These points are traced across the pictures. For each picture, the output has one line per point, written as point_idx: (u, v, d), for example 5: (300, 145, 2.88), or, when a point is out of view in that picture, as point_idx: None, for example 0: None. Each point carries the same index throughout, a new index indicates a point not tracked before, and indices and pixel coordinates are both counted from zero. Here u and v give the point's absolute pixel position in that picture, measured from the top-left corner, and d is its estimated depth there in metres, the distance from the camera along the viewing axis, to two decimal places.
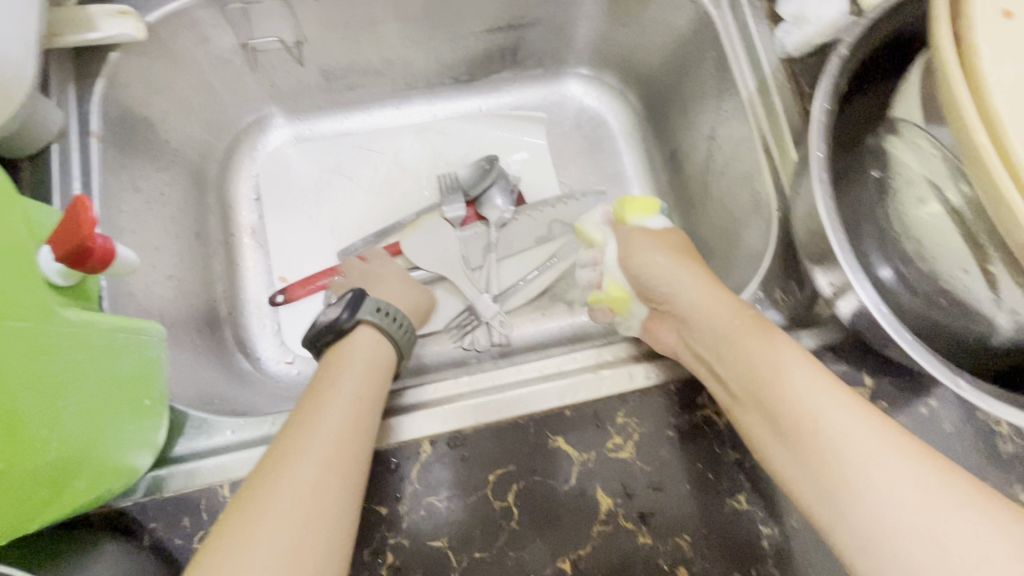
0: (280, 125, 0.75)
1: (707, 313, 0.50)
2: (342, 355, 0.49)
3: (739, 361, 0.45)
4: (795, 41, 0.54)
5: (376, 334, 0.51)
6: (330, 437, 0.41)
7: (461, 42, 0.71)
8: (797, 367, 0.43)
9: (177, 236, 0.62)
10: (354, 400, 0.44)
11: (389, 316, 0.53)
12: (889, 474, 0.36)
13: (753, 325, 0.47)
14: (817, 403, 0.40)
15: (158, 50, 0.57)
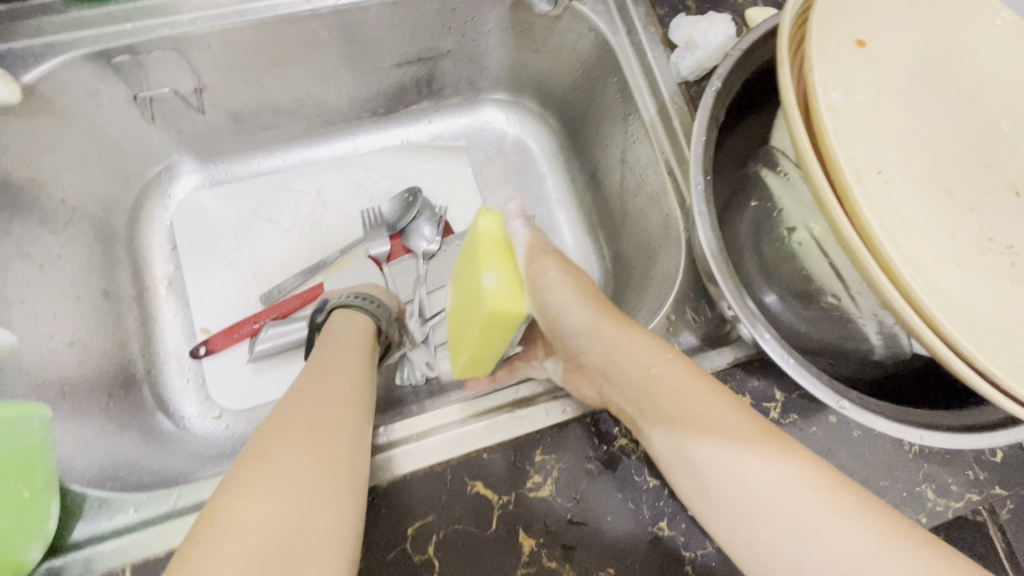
0: (192, 170, 0.72)
1: (624, 357, 0.49)
2: (330, 339, 0.54)
3: (655, 405, 0.46)
4: (689, 66, 0.55)
5: (356, 319, 0.57)
6: (339, 385, 0.47)
7: (372, 77, 0.70)
8: (721, 410, 0.44)
9: (81, 298, 0.59)
10: (358, 358, 0.52)
11: (366, 299, 0.59)
12: (813, 524, 0.38)
13: (673, 364, 0.47)
14: (742, 454, 0.42)
15: (41, 108, 0.54)
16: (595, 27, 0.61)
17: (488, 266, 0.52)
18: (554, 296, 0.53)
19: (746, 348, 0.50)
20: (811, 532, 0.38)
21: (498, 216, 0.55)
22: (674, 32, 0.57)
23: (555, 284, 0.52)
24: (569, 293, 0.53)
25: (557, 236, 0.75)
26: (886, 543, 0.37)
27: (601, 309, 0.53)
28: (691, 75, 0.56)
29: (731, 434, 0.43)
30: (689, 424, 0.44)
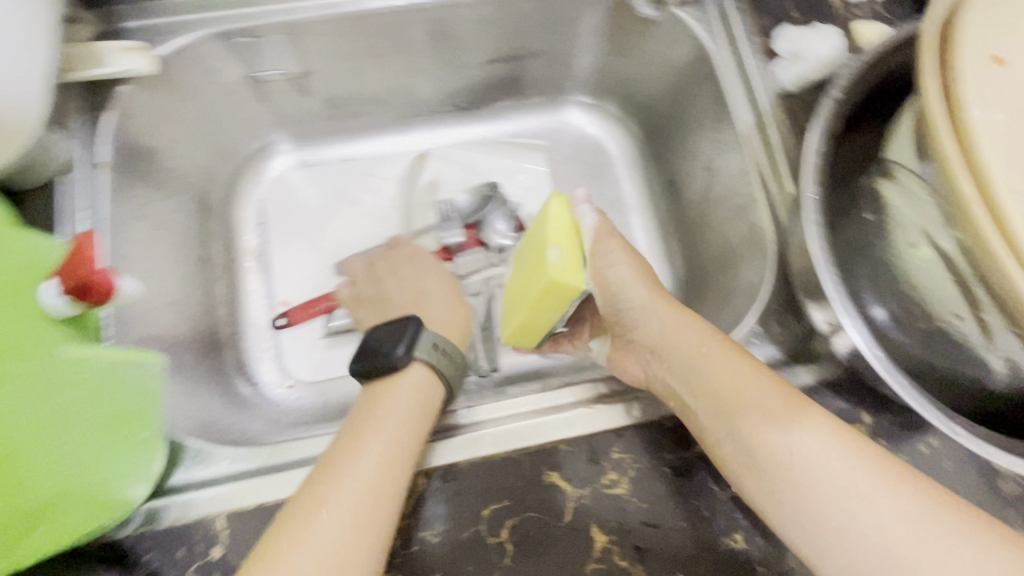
0: (286, 151, 0.76)
1: (674, 339, 0.50)
2: (386, 389, 0.48)
3: (704, 386, 0.46)
4: (790, 77, 0.55)
5: (427, 371, 0.49)
6: (381, 448, 0.43)
7: (463, 72, 0.72)
8: (771, 392, 0.43)
9: (181, 262, 0.63)
10: (388, 440, 0.44)
11: (443, 352, 0.50)
12: (870, 509, 0.37)
13: (722, 348, 0.47)
14: (792, 436, 0.41)
15: (166, 82, 0.58)
16: (693, 34, 0.61)
17: (555, 241, 0.54)
18: (612, 275, 0.54)
19: (835, 367, 0.49)
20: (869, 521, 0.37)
21: (566, 199, 0.56)
22: (778, 42, 0.57)
23: (618, 263, 0.54)
24: (623, 273, 0.54)
25: (630, 241, 0.75)
26: (948, 531, 0.35)
27: (655, 293, 0.54)
28: (792, 86, 0.56)
29: (820, 460, 0.39)
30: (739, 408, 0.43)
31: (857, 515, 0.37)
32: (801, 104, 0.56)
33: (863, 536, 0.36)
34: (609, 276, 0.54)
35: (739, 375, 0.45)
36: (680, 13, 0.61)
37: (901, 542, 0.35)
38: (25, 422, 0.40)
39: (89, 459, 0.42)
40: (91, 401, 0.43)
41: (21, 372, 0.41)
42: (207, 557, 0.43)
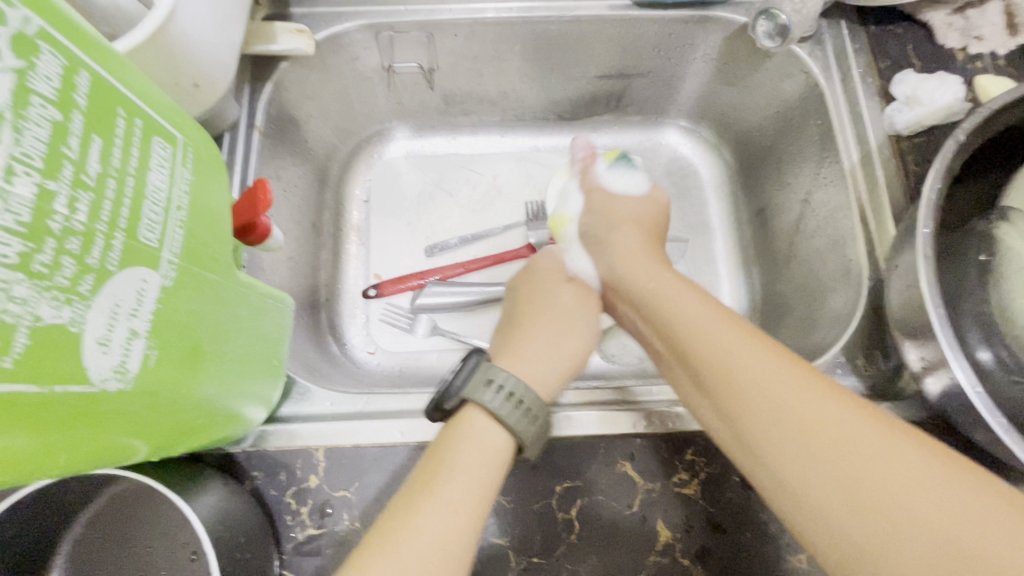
0: (399, 138, 0.82)
1: (634, 278, 0.56)
2: (455, 435, 0.43)
3: (665, 323, 0.49)
4: (906, 120, 0.57)
5: (493, 420, 0.44)
6: (458, 504, 0.39)
7: (573, 84, 0.76)
8: (732, 328, 0.44)
9: (299, 224, 0.69)
10: (454, 506, 0.39)
11: (510, 397, 0.44)
12: (820, 430, 0.36)
13: (680, 288, 0.51)
14: (743, 361, 0.41)
15: (317, 63, 0.65)
16: (809, 70, 0.62)
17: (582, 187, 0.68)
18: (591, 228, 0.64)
19: (919, 409, 0.49)
20: (842, 457, 0.35)
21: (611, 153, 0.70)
22: (895, 85, 0.59)
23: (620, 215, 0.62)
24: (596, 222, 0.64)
25: (711, 263, 0.76)
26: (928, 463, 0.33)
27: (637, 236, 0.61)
28: (905, 129, 0.57)
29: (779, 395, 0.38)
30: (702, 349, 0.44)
31: (822, 450, 0.35)
32: (911, 148, 0.57)
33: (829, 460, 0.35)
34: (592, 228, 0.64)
35: (705, 317, 0.46)
36: (798, 49, 0.63)
37: (850, 459, 0.34)
38: (197, 344, 0.34)
39: (232, 382, 0.40)
40: (248, 320, 0.40)
41: (193, 280, 0.33)
42: (304, 484, 0.47)
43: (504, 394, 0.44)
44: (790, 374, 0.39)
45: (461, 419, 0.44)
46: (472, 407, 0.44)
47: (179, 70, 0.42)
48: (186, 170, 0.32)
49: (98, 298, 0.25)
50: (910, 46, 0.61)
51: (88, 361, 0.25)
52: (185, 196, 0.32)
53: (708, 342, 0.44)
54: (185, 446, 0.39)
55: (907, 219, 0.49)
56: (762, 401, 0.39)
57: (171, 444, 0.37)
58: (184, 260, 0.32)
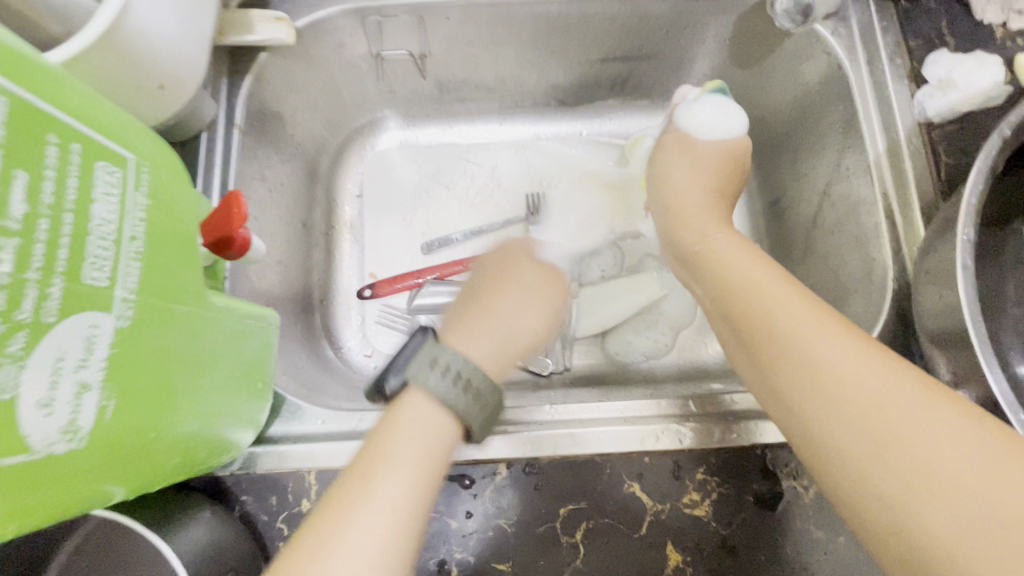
0: (391, 128, 0.78)
1: (687, 240, 0.51)
2: (385, 427, 0.39)
3: (711, 279, 0.45)
4: (937, 106, 0.53)
5: (436, 403, 0.39)
6: (390, 506, 0.35)
7: (575, 68, 0.71)
8: (769, 277, 0.41)
9: (288, 224, 0.66)
10: (389, 511, 0.34)
11: (451, 374, 0.39)
12: (834, 367, 0.34)
13: (734, 245, 0.46)
14: (758, 294, 0.40)
15: (299, 52, 0.61)
16: (832, 50, 0.57)
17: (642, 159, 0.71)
18: (659, 162, 0.60)
19: None
20: (850, 395, 0.32)
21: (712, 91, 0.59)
22: (928, 68, 0.54)
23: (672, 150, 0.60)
24: (663, 179, 0.58)
25: None
26: (952, 420, 0.30)
27: (699, 181, 0.56)
28: (936, 116, 0.53)
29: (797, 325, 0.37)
30: (738, 294, 0.41)
31: (840, 390, 0.33)
32: (944, 137, 0.53)
33: (850, 404, 0.32)
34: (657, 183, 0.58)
35: (728, 256, 0.45)
36: (821, 28, 0.57)
37: (870, 401, 0.32)
38: (168, 382, 0.31)
39: (214, 410, 0.37)
40: (226, 347, 0.37)
41: (157, 315, 0.30)
42: (296, 509, 0.45)
43: (451, 380, 0.39)
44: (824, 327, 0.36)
45: (397, 408, 0.39)
46: (412, 394, 0.39)
47: (140, 72, 0.38)
48: (141, 194, 0.29)
49: (33, 356, 0.23)
50: (943, 22, 0.56)
51: (26, 427, 0.22)
52: (140, 224, 0.28)
53: (735, 277, 0.43)
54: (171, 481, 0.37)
55: (940, 217, 0.45)
56: (789, 350, 0.36)
57: (155, 480, 0.34)
58: (145, 295, 0.29)
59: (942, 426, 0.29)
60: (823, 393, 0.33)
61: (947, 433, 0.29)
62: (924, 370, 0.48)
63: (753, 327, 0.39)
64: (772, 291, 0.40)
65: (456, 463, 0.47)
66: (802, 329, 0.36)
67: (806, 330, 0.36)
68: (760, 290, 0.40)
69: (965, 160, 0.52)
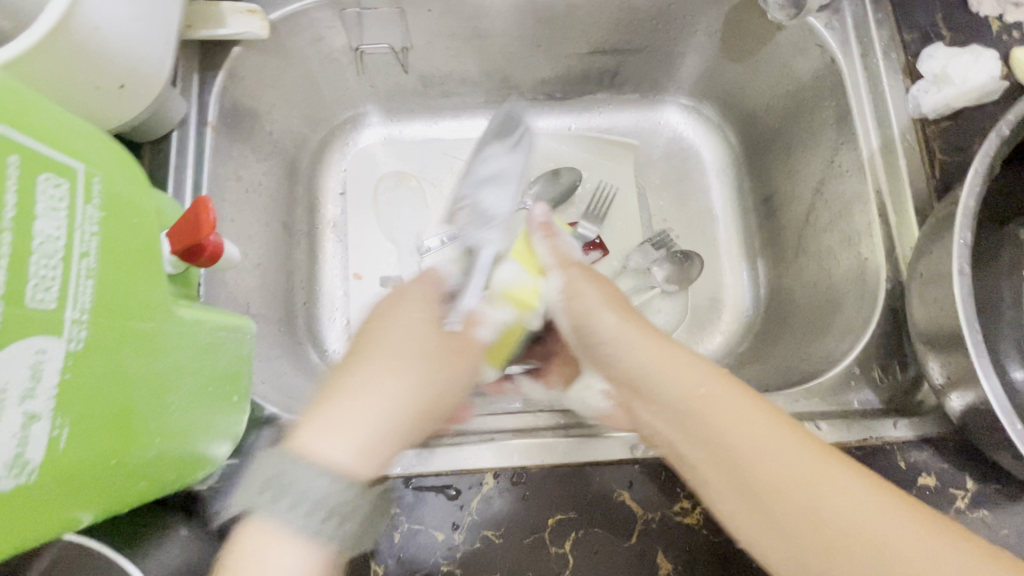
0: (374, 124, 0.75)
1: (657, 373, 0.40)
2: (373, 361, 0.39)
3: (689, 420, 0.38)
4: (933, 102, 0.51)
5: (279, 543, 0.31)
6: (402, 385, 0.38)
7: (564, 61, 0.69)
8: (757, 418, 0.36)
9: (268, 225, 0.63)
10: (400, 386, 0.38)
11: (315, 506, 0.32)
12: (865, 542, 0.31)
13: (714, 384, 0.38)
14: (759, 452, 0.34)
15: (275, 46, 0.59)
16: (825, 44, 0.56)
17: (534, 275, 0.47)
18: (576, 304, 0.45)
19: (940, 424, 0.45)
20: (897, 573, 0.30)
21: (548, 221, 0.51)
22: (923, 63, 0.53)
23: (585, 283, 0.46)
24: (593, 326, 0.44)
25: (715, 254, 0.71)
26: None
27: (637, 323, 0.43)
28: (932, 113, 0.52)
29: (817, 490, 0.33)
30: (751, 462, 0.34)
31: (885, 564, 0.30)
32: (938, 134, 0.52)
33: None
34: (593, 325, 0.44)
35: (701, 385, 0.38)
36: (814, 20, 0.56)
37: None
38: (127, 405, 0.29)
39: (186, 427, 0.35)
40: (193, 363, 0.35)
41: (113, 336, 0.28)
42: None
43: (338, 527, 0.32)
44: (838, 487, 0.32)
45: (249, 529, 0.31)
46: (264, 519, 0.31)
47: (99, 69, 0.36)
48: (93, 207, 0.27)
49: None
50: (939, 13, 0.55)
51: None
52: (92, 240, 0.27)
53: (724, 421, 0.36)
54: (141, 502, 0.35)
55: (935, 215, 0.44)
56: (815, 526, 0.32)
57: (124, 503, 0.33)
58: (99, 316, 0.27)
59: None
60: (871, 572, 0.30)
61: None
62: (917, 372, 0.48)
63: (767, 488, 0.34)
64: (769, 440, 0.35)
65: (442, 474, 0.45)
66: (824, 493, 0.32)
67: (846, 506, 0.32)
68: (756, 440, 0.35)
69: (960, 156, 0.51)
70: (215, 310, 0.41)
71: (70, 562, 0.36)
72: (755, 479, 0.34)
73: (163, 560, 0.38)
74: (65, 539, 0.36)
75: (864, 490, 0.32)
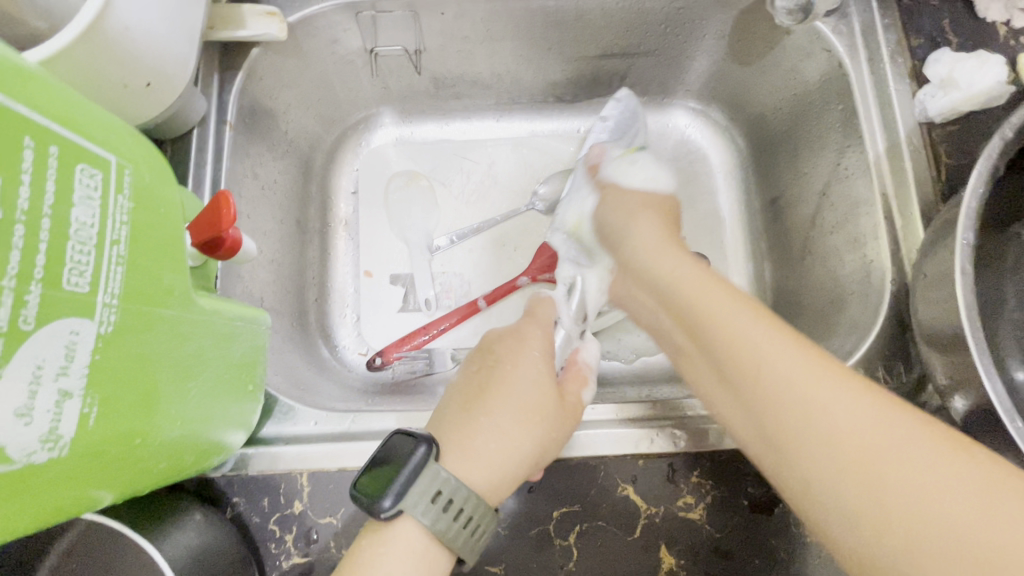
0: (387, 125, 0.77)
1: (653, 265, 0.45)
2: (495, 402, 0.42)
3: (682, 311, 0.41)
4: (939, 106, 0.52)
5: (430, 535, 0.36)
6: (521, 426, 0.41)
7: (573, 64, 0.70)
8: (741, 312, 0.37)
9: (282, 222, 0.65)
10: (512, 430, 0.41)
11: (452, 510, 0.36)
12: (825, 425, 0.31)
13: (698, 274, 0.42)
14: (738, 345, 0.36)
15: (292, 48, 0.60)
16: (832, 48, 0.57)
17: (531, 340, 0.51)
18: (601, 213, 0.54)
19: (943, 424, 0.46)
20: (860, 456, 0.30)
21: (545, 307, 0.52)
22: (929, 67, 0.54)
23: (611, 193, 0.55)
24: (613, 223, 0.51)
25: (722, 256, 0.71)
26: (948, 463, 0.28)
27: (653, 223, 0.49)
28: (938, 117, 0.52)
29: (790, 375, 0.33)
30: (728, 356, 0.36)
31: (845, 451, 0.30)
32: (944, 138, 0.53)
33: (855, 467, 0.30)
34: (619, 223, 0.51)
35: (698, 284, 0.41)
36: (822, 25, 0.57)
37: (883, 463, 0.29)
38: (150, 389, 0.31)
39: (204, 413, 0.37)
40: (213, 350, 0.37)
41: (140, 320, 0.30)
42: (288, 510, 0.45)
43: (463, 531, 0.36)
44: (809, 371, 0.33)
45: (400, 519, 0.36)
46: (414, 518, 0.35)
47: (127, 68, 0.38)
48: (123, 197, 0.29)
49: (11, 367, 0.23)
50: (946, 19, 0.55)
51: (6, 437, 0.23)
52: (122, 228, 0.28)
53: (709, 311, 0.39)
54: (159, 484, 0.37)
55: (940, 218, 0.44)
56: (777, 412, 0.33)
57: (146, 482, 0.34)
58: (127, 300, 0.29)
59: (916, 455, 0.29)
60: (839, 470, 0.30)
61: (924, 464, 0.29)
62: (921, 373, 0.48)
63: (739, 368, 0.36)
64: (756, 331, 0.36)
65: None
66: (795, 376, 0.33)
67: (815, 395, 0.32)
68: (737, 326, 0.37)
69: (966, 160, 0.52)
70: (232, 300, 0.42)
71: (91, 541, 0.38)
72: (736, 364, 0.36)
73: (183, 543, 0.40)
74: (85, 520, 0.38)
75: (843, 379, 0.33)
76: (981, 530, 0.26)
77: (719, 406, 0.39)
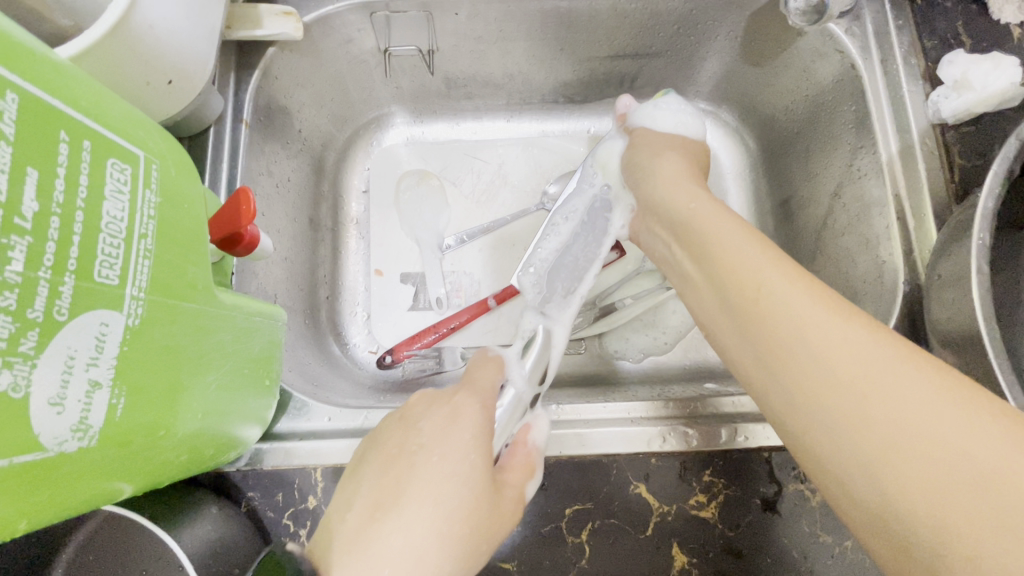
0: (398, 124, 0.77)
1: (669, 200, 0.47)
2: (405, 510, 0.37)
3: (696, 242, 0.43)
4: (953, 108, 0.52)
5: None
6: (434, 534, 0.37)
7: (585, 65, 0.70)
8: (746, 244, 0.39)
9: (295, 220, 0.65)
10: (420, 543, 0.36)
11: None
12: (811, 340, 0.33)
13: (713, 211, 0.44)
14: (740, 271, 0.38)
15: (307, 47, 0.61)
16: (845, 50, 0.57)
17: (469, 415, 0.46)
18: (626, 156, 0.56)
19: None
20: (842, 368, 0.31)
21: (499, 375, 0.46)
22: (944, 68, 0.54)
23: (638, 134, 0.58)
24: (638, 158, 0.54)
25: None
26: (926, 380, 0.29)
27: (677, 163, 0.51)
28: (951, 118, 0.52)
29: (782, 297, 0.35)
30: (730, 279, 0.38)
31: (828, 362, 0.32)
32: (958, 139, 0.53)
33: (839, 378, 0.31)
34: (644, 163, 0.53)
35: (712, 221, 0.43)
36: (834, 26, 0.57)
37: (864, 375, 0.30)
38: (173, 382, 0.31)
39: (222, 408, 0.37)
40: (233, 345, 0.37)
41: (164, 313, 0.30)
42: (302, 505, 0.45)
43: None
44: (803, 294, 0.35)
45: None
46: None
47: (150, 66, 0.38)
48: (151, 192, 0.29)
49: (45, 355, 0.23)
50: (959, 22, 0.56)
51: (40, 425, 0.23)
52: (149, 222, 0.29)
53: (717, 244, 0.41)
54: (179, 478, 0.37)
55: (953, 220, 0.44)
56: (768, 327, 0.35)
57: (164, 475, 0.34)
58: (154, 293, 0.29)
59: (896, 369, 0.30)
60: (826, 388, 0.31)
61: (902, 378, 0.30)
62: None
63: (739, 290, 0.38)
64: (759, 259, 0.38)
65: None
66: (790, 299, 0.35)
67: (805, 314, 0.34)
68: (741, 255, 0.39)
69: (980, 162, 0.52)
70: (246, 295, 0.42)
71: (109, 533, 0.39)
72: (735, 287, 0.38)
73: (196, 537, 0.40)
74: (104, 511, 0.39)
75: (835, 304, 0.34)
76: (949, 432, 0.27)
77: (718, 333, 0.40)
